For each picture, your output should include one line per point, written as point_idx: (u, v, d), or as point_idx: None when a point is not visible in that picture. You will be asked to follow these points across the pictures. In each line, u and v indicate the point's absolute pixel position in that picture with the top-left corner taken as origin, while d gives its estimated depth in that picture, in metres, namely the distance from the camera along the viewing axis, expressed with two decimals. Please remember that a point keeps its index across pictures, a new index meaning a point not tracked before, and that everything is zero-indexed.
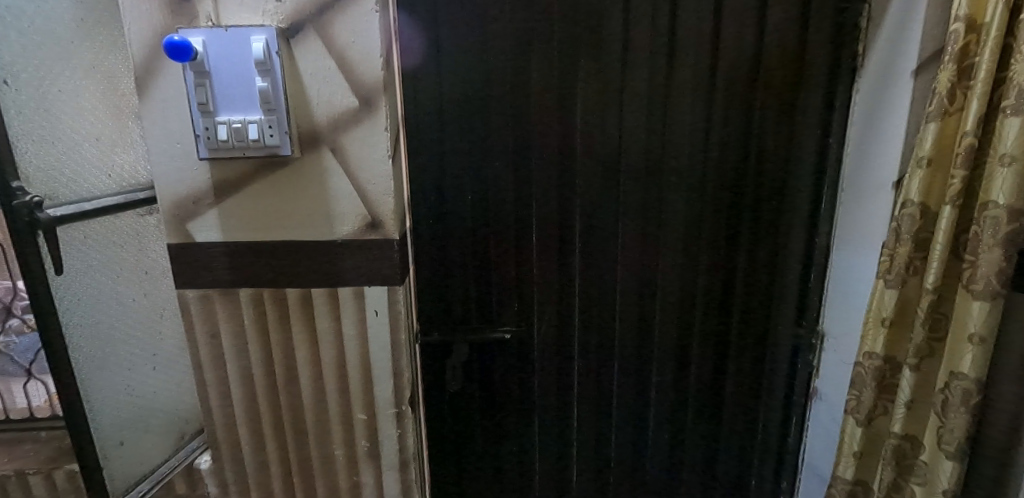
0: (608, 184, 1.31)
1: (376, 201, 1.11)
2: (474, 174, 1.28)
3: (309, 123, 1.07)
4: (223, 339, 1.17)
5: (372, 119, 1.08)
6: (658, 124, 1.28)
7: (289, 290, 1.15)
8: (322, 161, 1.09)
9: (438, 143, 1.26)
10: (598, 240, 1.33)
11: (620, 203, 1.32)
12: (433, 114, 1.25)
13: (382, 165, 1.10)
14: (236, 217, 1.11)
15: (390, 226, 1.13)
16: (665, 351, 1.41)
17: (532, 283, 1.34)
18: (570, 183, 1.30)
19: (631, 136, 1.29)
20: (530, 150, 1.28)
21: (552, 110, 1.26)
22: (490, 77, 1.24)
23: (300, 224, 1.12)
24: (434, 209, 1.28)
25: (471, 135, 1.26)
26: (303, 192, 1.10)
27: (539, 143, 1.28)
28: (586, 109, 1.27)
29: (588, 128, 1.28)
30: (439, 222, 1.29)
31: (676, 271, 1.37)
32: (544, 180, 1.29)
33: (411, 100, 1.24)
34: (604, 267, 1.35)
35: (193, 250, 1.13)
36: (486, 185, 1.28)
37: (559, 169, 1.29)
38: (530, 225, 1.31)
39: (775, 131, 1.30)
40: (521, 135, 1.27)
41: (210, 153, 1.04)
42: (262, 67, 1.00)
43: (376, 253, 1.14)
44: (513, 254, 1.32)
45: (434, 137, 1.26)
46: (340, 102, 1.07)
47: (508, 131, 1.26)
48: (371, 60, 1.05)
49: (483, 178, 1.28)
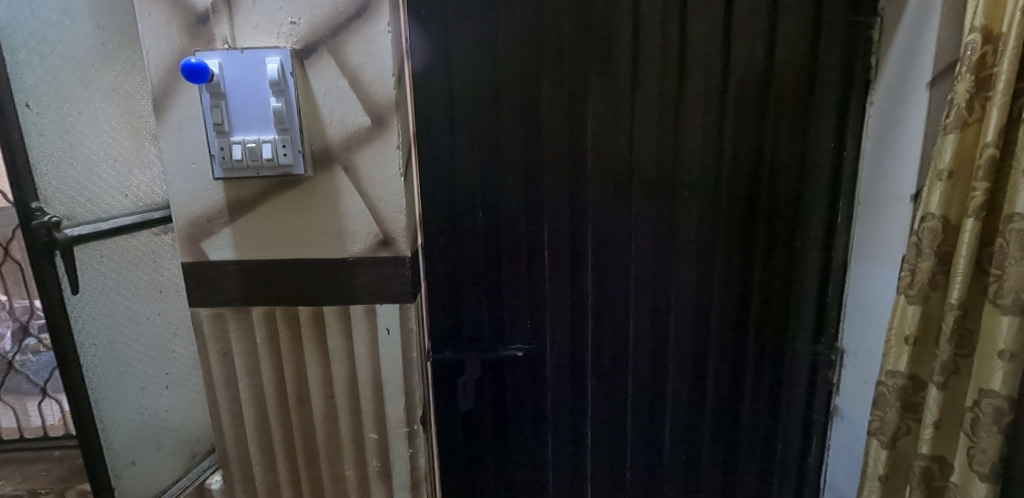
0: (621, 200, 1.30)
1: (388, 218, 1.12)
2: (485, 191, 1.28)
3: (322, 142, 1.08)
4: (236, 358, 1.17)
5: (384, 137, 1.09)
6: (670, 139, 1.28)
7: (302, 308, 1.15)
8: (334, 180, 1.10)
9: (449, 159, 1.26)
10: (610, 256, 1.32)
11: (632, 219, 1.31)
12: (444, 131, 1.25)
13: (394, 183, 1.10)
14: (250, 236, 1.12)
15: (402, 244, 1.13)
16: (680, 368, 1.39)
17: (544, 300, 1.33)
18: (582, 199, 1.29)
19: (643, 152, 1.28)
20: (541, 167, 1.28)
21: (563, 126, 1.26)
22: (501, 95, 1.25)
23: (312, 242, 1.12)
24: (446, 225, 1.28)
25: (483, 151, 1.26)
26: (315, 210, 1.11)
27: (551, 160, 1.28)
28: (598, 125, 1.27)
29: (600, 143, 1.27)
30: (451, 238, 1.29)
31: (690, 286, 1.35)
32: (556, 196, 1.29)
33: (423, 118, 1.25)
34: (617, 283, 1.33)
35: (206, 269, 1.14)
36: (497, 201, 1.28)
37: (571, 185, 1.29)
38: (542, 242, 1.30)
39: (789, 145, 1.29)
40: (532, 151, 1.27)
41: (225, 172, 1.06)
42: (276, 88, 1.02)
43: (388, 270, 1.14)
44: (524, 271, 1.31)
45: (445, 154, 1.26)
46: (353, 121, 1.08)
47: (519, 148, 1.27)
48: (383, 79, 1.07)
49: (494, 194, 1.28)
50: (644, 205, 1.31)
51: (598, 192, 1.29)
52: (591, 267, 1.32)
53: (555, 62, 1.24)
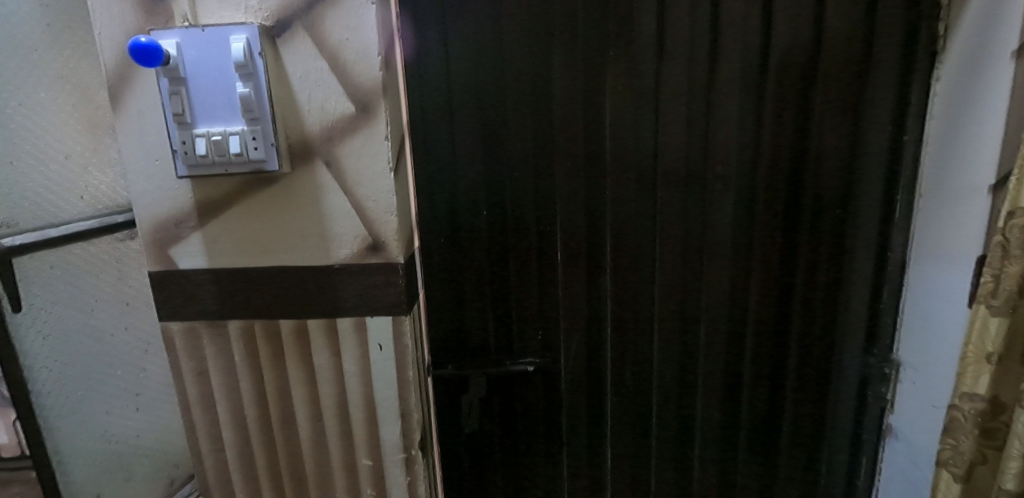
0: (643, 195, 1.14)
1: (377, 220, 0.98)
2: (489, 187, 1.13)
3: (301, 134, 0.94)
4: (212, 377, 1.05)
5: (371, 127, 0.94)
6: (700, 124, 1.12)
7: (283, 322, 1.02)
8: (315, 176, 0.96)
9: (448, 152, 1.12)
10: (632, 258, 1.17)
11: (656, 216, 1.15)
12: (441, 119, 1.11)
13: (383, 179, 0.96)
14: (223, 241, 0.99)
15: (393, 248, 0.99)
16: (711, 383, 1.24)
17: (557, 308, 1.18)
18: (599, 194, 1.14)
19: (669, 139, 1.12)
20: (553, 158, 1.13)
21: (577, 112, 1.11)
22: (506, 77, 1.09)
23: (293, 247, 0.99)
24: (445, 226, 1.14)
25: (485, 142, 1.12)
26: (295, 211, 0.98)
27: (564, 150, 1.12)
28: (616, 110, 1.11)
29: (620, 131, 1.12)
30: (451, 240, 1.15)
31: (723, 292, 1.19)
32: (570, 191, 1.14)
33: (418, 105, 1.10)
34: (639, 289, 1.18)
35: (176, 279, 1.01)
36: (503, 199, 1.14)
37: (586, 179, 1.13)
38: (554, 243, 1.16)
39: (838, 129, 1.12)
40: (542, 141, 1.12)
41: (189, 170, 0.92)
42: (243, 71, 0.88)
43: (379, 278, 1.00)
44: (535, 276, 1.17)
45: (444, 146, 1.12)
46: (334, 109, 0.94)
47: (528, 137, 1.12)
48: (368, 59, 0.92)
49: (499, 191, 1.13)
50: (670, 200, 1.15)
51: (618, 186, 1.14)
52: (609, 271, 1.17)
53: (568, 38, 1.08)
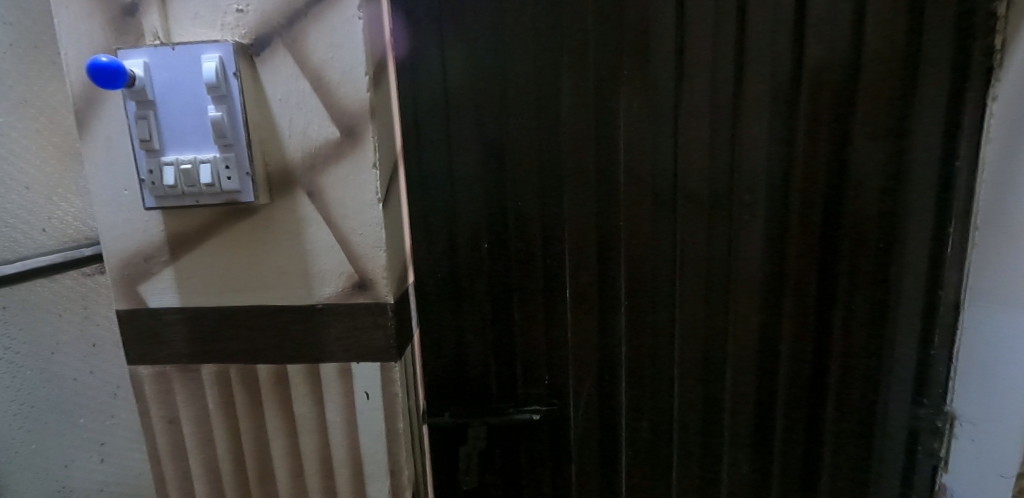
0: (661, 226, 1.04)
1: (364, 256, 0.88)
2: (491, 216, 1.03)
3: (281, 161, 0.86)
4: (184, 426, 0.96)
5: (357, 154, 0.85)
6: (724, 149, 1.01)
7: (261, 368, 0.93)
8: (296, 208, 0.87)
9: (445, 178, 1.03)
10: (648, 296, 1.06)
11: (677, 250, 1.04)
12: (439, 143, 1.02)
13: (370, 211, 0.87)
14: (197, 278, 0.90)
15: (381, 287, 0.89)
16: (738, 435, 1.11)
17: (565, 351, 1.07)
18: (613, 225, 1.04)
19: (690, 165, 1.02)
20: (562, 186, 1.02)
21: (588, 136, 1.01)
22: (511, 97, 1.00)
23: (272, 285, 0.90)
24: (442, 259, 1.04)
25: (487, 168, 1.02)
26: (274, 245, 0.88)
27: (573, 177, 1.02)
28: (632, 133, 1.01)
29: (635, 156, 1.02)
30: (449, 275, 1.05)
31: (751, 333, 1.07)
32: (579, 222, 1.03)
33: (413, 128, 1.01)
34: (657, 330, 1.07)
35: (146, 318, 0.92)
36: (506, 230, 1.04)
37: (598, 209, 1.03)
38: (563, 280, 1.05)
39: (880, 154, 1.00)
40: (549, 167, 1.02)
41: (157, 201, 0.84)
42: (216, 93, 0.80)
43: (366, 320, 0.90)
44: (540, 315, 1.06)
45: (442, 172, 1.02)
46: (317, 133, 0.85)
47: (534, 163, 1.02)
48: (354, 79, 0.83)
49: (502, 221, 1.03)
50: (692, 232, 1.04)
51: (633, 216, 1.03)
52: (624, 310, 1.06)
53: (578, 55, 0.99)
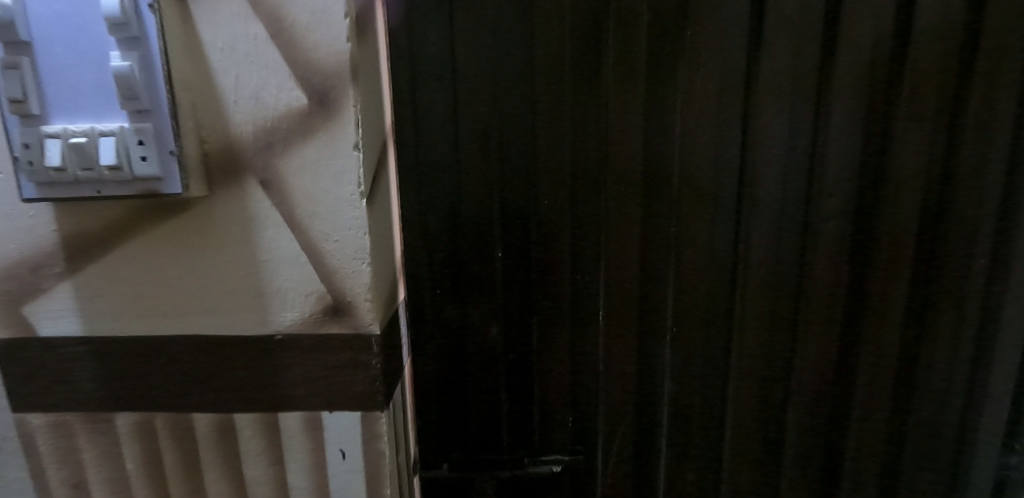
0: (722, 234, 0.82)
1: (341, 271, 0.64)
2: (506, 218, 0.80)
3: (224, 138, 0.61)
4: (94, 492, 0.71)
5: (331, 129, 0.60)
6: (807, 136, 0.79)
7: (199, 418, 0.69)
8: (245, 204, 0.62)
9: (448, 167, 0.79)
10: (700, 320, 0.84)
11: (738, 264, 0.83)
12: (442, 120, 0.78)
13: (348, 209, 0.62)
14: (108, 296, 0.65)
15: (364, 313, 0.65)
16: (798, 485, 0.91)
17: (595, 387, 0.85)
18: (661, 232, 0.81)
19: (762, 157, 0.79)
20: (599, 180, 0.79)
21: (634, 116, 0.78)
22: (536, 62, 0.77)
23: (212, 307, 0.66)
24: (443, 272, 0.81)
25: (502, 156, 0.79)
26: (217, 254, 0.64)
27: (613, 169, 0.79)
28: (690, 113, 0.78)
29: (693, 143, 0.79)
30: (450, 292, 0.82)
31: (823, 366, 0.87)
32: (619, 227, 0.81)
33: (408, 100, 0.77)
34: (708, 362, 0.86)
35: (36, 351, 0.67)
36: (524, 237, 0.81)
37: (643, 210, 0.80)
38: (596, 299, 0.83)
39: (1012, 148, 0.77)
40: (583, 154, 0.79)
41: (39, 190, 0.58)
42: (122, 34, 0.55)
43: (343, 356, 0.66)
44: (565, 343, 0.83)
45: (444, 158, 0.79)
46: (276, 99, 0.60)
47: (563, 149, 0.79)
48: (328, 22, 0.58)
49: (519, 224, 0.80)
50: (759, 242, 0.82)
51: (687, 221, 0.81)
52: (670, 337, 0.84)
53: (625, 9, 0.75)
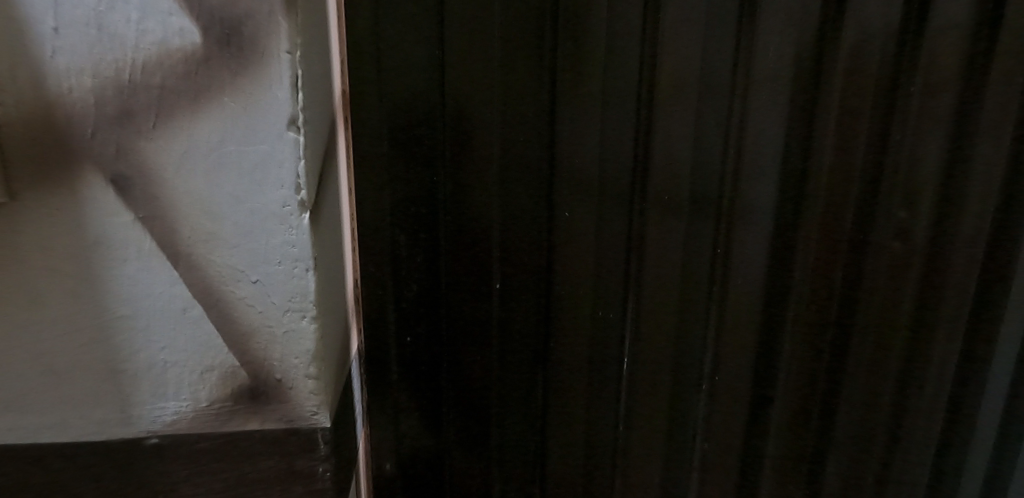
0: (807, 265, 0.57)
1: (264, 331, 0.38)
2: (506, 233, 0.58)
3: (33, 100, 0.33)
4: None
5: (243, 90, 0.34)
6: (958, 122, 0.52)
7: None
8: (83, 220, 0.35)
9: (423, 163, 0.56)
10: (749, 379, 0.61)
11: (831, 306, 0.58)
12: (414, 94, 0.54)
13: (276, 230, 0.36)
14: None
15: (303, 398, 0.40)
16: None
17: (614, 452, 0.65)
18: (719, 255, 0.58)
19: (890, 151, 0.53)
20: (632, 182, 0.57)
21: (692, 86, 0.53)
22: (554, 5, 0.52)
23: (28, 396, 0.38)
24: (419, 300, 0.60)
25: (505, 144, 0.56)
26: (35, 308, 0.36)
27: (658, 165, 0.56)
28: (782, 84, 0.53)
29: (785, 129, 0.54)
30: (426, 332, 0.61)
31: (911, 455, 0.61)
32: (661, 246, 0.58)
33: (369, 58, 0.53)
34: (775, 432, 0.63)
35: None
36: (531, 259, 0.59)
37: (687, 227, 0.57)
38: (622, 340, 0.61)
39: None
40: (614, 144, 0.56)
41: None
42: None
43: (266, 467, 0.41)
44: (580, 395, 0.63)
45: (418, 149, 0.56)
46: (135, 29, 0.32)
47: (590, 136, 0.55)
48: None
49: (523, 239, 0.58)
50: (866, 275, 0.57)
51: (743, 245, 0.57)
52: (722, 394, 0.62)
53: None
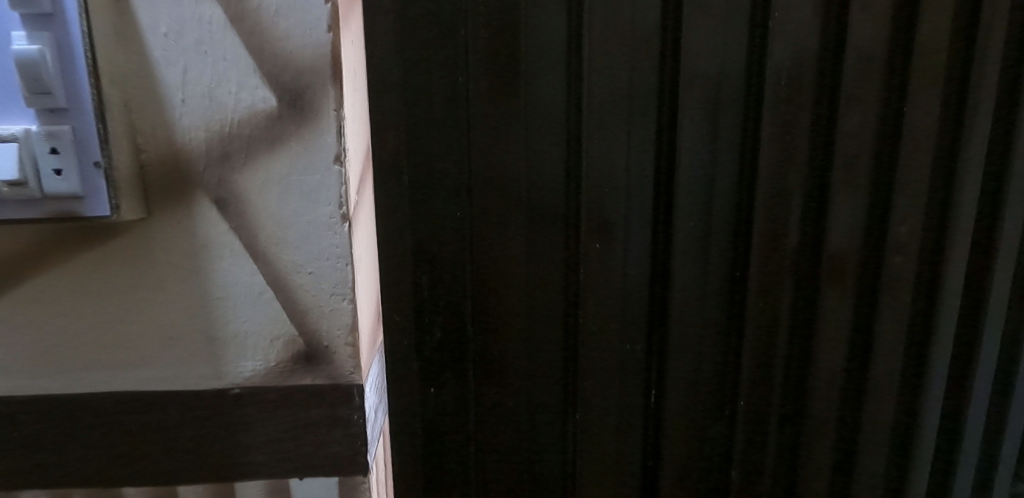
0: (768, 203, 0.77)
1: (315, 309, 0.52)
2: (527, 201, 0.76)
3: (164, 146, 0.48)
4: None
5: (306, 137, 0.49)
6: (867, 101, 0.75)
7: (132, 490, 0.55)
8: (194, 229, 0.50)
9: (450, 155, 0.74)
10: (736, 293, 0.80)
11: (791, 233, 0.78)
12: (455, 130, 0.73)
13: (326, 234, 0.51)
14: (10, 348, 0.51)
15: (344, 360, 0.54)
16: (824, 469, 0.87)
17: (631, 367, 0.82)
18: (708, 202, 0.77)
19: (826, 121, 0.76)
20: (636, 153, 0.75)
21: (671, 83, 0.74)
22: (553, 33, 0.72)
23: (148, 356, 0.52)
24: (455, 259, 0.77)
25: (521, 132, 0.74)
26: (158, 291, 0.51)
27: (650, 140, 0.75)
28: (746, 71, 0.73)
29: (748, 104, 0.74)
30: (456, 283, 0.78)
31: (848, 345, 0.82)
32: (656, 198, 0.77)
33: (405, 82, 0.72)
34: (758, 337, 0.81)
35: None
36: (551, 247, 0.77)
37: (682, 181, 0.76)
38: (638, 308, 0.80)
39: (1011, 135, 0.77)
40: (611, 130, 0.74)
41: None
42: (29, 11, 0.43)
43: (316, 414, 0.55)
44: (601, 325, 0.80)
45: (449, 142, 0.74)
46: (234, 99, 0.48)
47: (617, 155, 0.75)
48: (304, 6, 0.47)
49: (540, 204, 0.76)
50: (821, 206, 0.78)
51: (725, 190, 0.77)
52: (713, 310, 0.81)
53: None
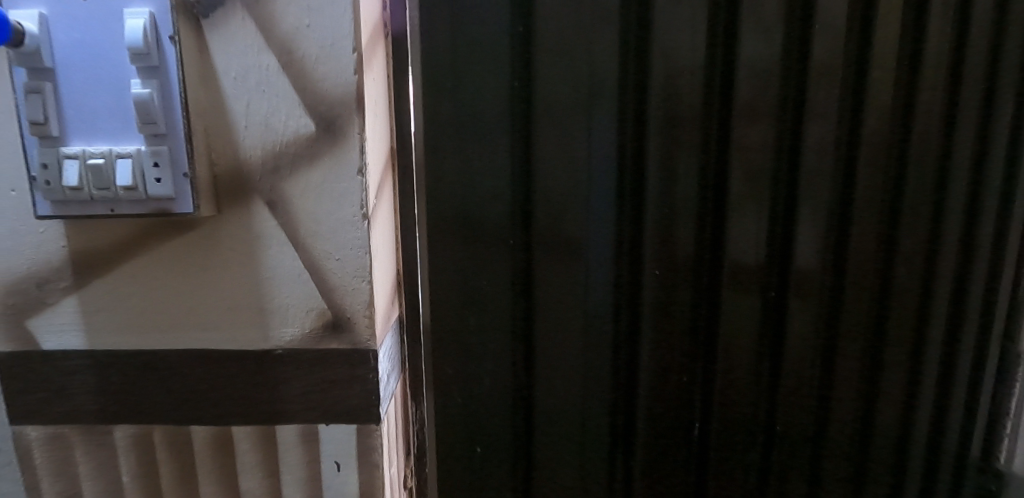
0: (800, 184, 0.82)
1: (341, 288, 0.67)
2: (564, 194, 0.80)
3: (231, 160, 0.64)
4: None
5: (338, 154, 0.64)
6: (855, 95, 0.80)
7: (197, 430, 0.70)
8: (252, 223, 0.65)
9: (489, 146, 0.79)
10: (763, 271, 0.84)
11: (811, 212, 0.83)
12: (512, 146, 0.79)
13: (351, 229, 0.65)
14: (114, 312, 0.68)
15: (363, 329, 0.68)
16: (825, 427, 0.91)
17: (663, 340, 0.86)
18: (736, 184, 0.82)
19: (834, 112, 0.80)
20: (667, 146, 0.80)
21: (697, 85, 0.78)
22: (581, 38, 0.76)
23: (214, 322, 0.68)
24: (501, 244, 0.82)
25: (557, 127, 0.79)
26: (223, 271, 0.67)
27: (682, 136, 0.80)
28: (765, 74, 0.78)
29: (771, 97, 0.79)
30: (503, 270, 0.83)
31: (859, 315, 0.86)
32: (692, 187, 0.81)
33: (448, 84, 0.77)
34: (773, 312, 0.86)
35: (36, 363, 0.69)
36: (600, 268, 0.83)
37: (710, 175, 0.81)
38: (682, 307, 0.85)
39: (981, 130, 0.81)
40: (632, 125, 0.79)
41: (54, 208, 0.61)
42: (143, 63, 0.58)
43: (341, 372, 0.69)
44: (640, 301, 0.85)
45: (495, 141, 0.79)
46: (284, 125, 0.63)
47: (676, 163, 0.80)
48: (337, 56, 0.62)
49: (580, 197, 0.81)
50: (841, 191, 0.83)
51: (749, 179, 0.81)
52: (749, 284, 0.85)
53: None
